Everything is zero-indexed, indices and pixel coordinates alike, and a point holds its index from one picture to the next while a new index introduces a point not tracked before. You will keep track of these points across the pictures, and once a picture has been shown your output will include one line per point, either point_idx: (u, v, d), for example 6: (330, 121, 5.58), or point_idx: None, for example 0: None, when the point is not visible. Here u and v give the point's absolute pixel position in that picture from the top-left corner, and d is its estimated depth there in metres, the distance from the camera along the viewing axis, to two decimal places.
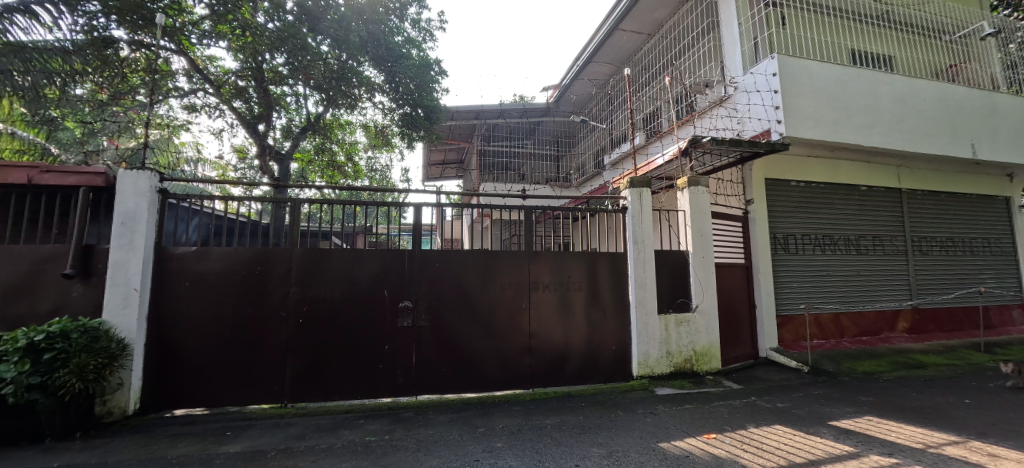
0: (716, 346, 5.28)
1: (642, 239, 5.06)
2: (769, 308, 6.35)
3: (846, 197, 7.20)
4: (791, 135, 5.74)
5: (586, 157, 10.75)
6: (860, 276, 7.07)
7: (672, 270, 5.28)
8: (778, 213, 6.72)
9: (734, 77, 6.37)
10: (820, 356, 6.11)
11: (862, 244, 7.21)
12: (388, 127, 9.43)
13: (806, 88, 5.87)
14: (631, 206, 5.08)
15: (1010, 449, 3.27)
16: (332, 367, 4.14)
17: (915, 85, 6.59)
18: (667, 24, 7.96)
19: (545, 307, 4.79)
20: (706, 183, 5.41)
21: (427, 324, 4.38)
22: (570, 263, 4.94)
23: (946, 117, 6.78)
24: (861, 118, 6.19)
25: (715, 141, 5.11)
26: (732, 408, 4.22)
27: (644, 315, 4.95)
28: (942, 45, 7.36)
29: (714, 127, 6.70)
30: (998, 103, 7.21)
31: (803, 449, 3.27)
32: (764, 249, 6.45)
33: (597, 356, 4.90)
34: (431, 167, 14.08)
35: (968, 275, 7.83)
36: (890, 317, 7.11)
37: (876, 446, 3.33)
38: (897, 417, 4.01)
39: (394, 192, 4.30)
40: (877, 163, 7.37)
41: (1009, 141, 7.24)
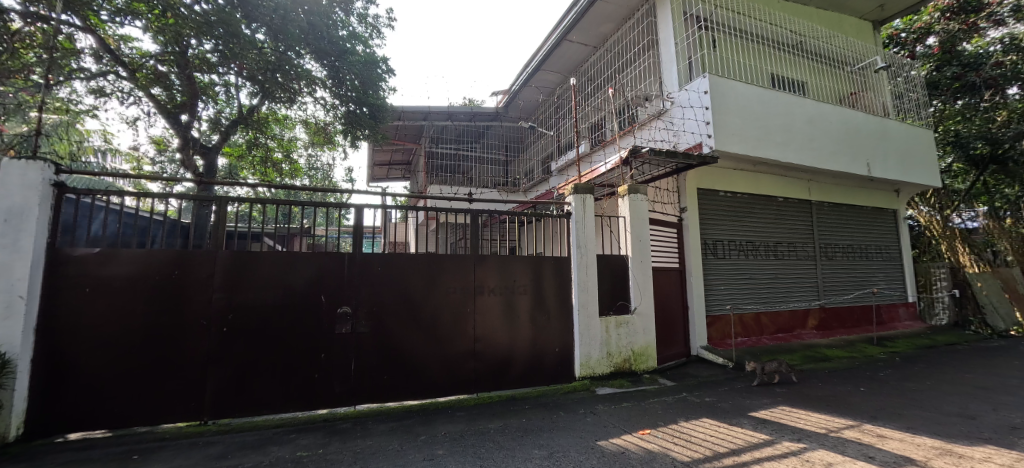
0: (652, 346, 5.56)
1: (585, 244, 5.23)
2: (700, 309, 6.77)
3: (766, 207, 7.88)
4: (720, 149, 6.19)
5: (533, 163, 10.92)
6: (777, 278, 7.75)
7: (613, 274, 5.49)
8: (709, 220, 7.22)
9: (671, 92, 6.78)
10: (743, 353, 6.62)
11: (779, 249, 7.92)
12: (331, 124, 9.00)
13: (733, 106, 6.37)
14: (574, 211, 5.22)
15: (894, 430, 3.73)
16: (262, 378, 3.87)
17: (823, 109, 7.37)
18: (612, 38, 8.30)
19: (490, 311, 4.78)
20: (644, 191, 5.70)
21: (367, 330, 4.22)
22: (515, 267, 4.98)
23: (848, 139, 7.65)
24: (779, 136, 6.82)
25: (653, 152, 5.40)
26: (665, 404, 4.46)
27: (586, 317, 5.10)
28: (844, 75, 8.30)
29: (653, 138, 7.10)
30: (888, 128, 8.24)
31: (726, 440, 3.52)
32: (696, 254, 6.88)
33: (541, 359, 4.97)
34: (376, 167, 13.64)
35: (864, 278, 8.85)
36: (802, 315, 7.85)
37: (788, 433, 3.66)
38: (806, 406, 4.44)
39: (336, 192, 4.10)
40: (792, 177, 8.14)
41: (897, 162, 8.29)
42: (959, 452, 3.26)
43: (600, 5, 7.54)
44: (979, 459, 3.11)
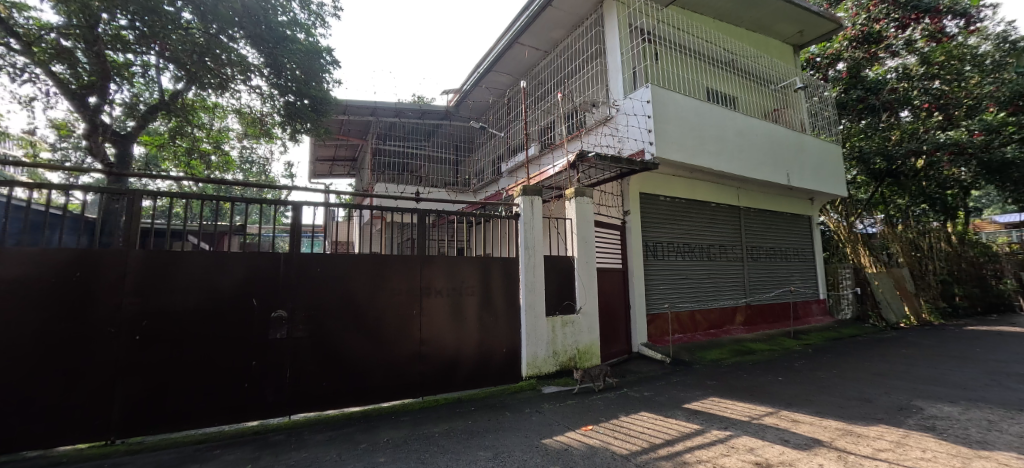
0: (596, 344, 5.75)
1: (532, 245, 5.30)
2: (641, 308, 7.09)
3: (700, 211, 8.41)
4: (660, 156, 6.52)
5: (483, 164, 10.88)
6: (709, 278, 8.29)
7: (559, 274, 5.61)
8: (650, 224, 7.58)
9: (616, 100, 7.05)
10: (679, 349, 7.01)
11: (711, 251, 8.48)
12: (268, 115, 8.43)
13: (673, 116, 6.74)
14: (523, 213, 5.27)
15: (806, 414, 4.12)
16: (182, 390, 3.56)
17: (750, 123, 7.99)
18: (562, 44, 8.48)
19: (436, 313, 4.71)
20: (590, 194, 5.88)
21: (304, 335, 4.01)
22: (462, 269, 4.94)
23: (771, 151, 8.35)
24: (713, 146, 7.30)
25: (599, 157, 5.58)
26: (607, 400, 4.63)
27: (533, 317, 5.18)
28: (768, 93, 9.06)
29: (599, 144, 7.35)
30: (805, 142, 9.09)
31: (662, 431, 3.72)
32: (637, 255, 7.19)
33: (489, 359, 4.98)
34: (318, 163, 12.99)
35: (783, 278, 9.70)
36: (731, 312, 8.46)
37: (716, 422, 3.92)
38: (733, 396, 4.79)
39: (273, 189, 3.86)
40: (723, 185, 8.75)
41: (812, 173, 9.17)
42: (858, 431, 3.65)
43: (551, 12, 7.67)
44: (873, 437, 3.51)
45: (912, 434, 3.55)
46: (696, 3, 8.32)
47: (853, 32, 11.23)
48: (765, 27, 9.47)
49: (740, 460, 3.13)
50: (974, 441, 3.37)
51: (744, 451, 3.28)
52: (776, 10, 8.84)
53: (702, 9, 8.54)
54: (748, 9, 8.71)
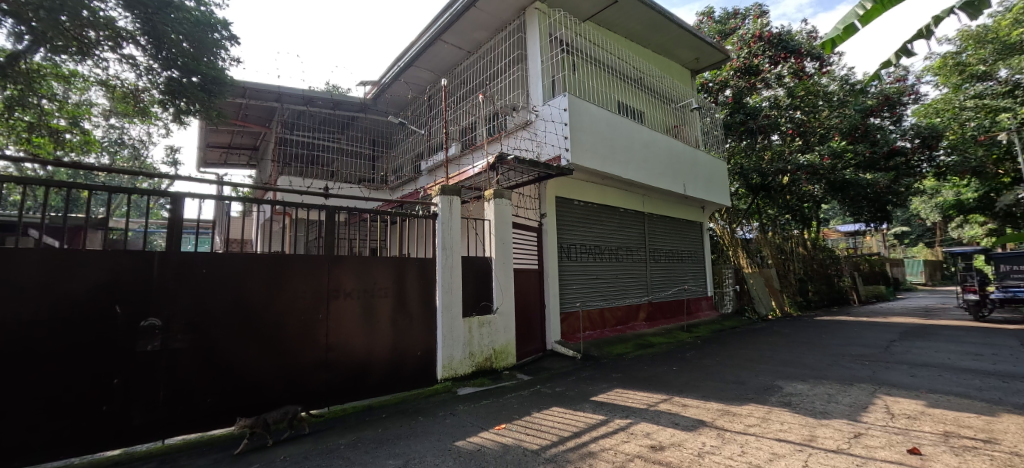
0: (512, 343, 5.88)
1: (450, 245, 5.26)
2: (556, 306, 7.37)
3: (610, 215, 8.99)
4: (575, 163, 6.85)
5: (402, 161, 10.52)
6: (617, 278, 8.88)
7: (477, 275, 5.65)
8: (565, 226, 7.92)
9: (535, 105, 7.27)
10: (589, 345, 7.42)
11: (619, 253, 9.11)
12: (144, 91, 7.31)
13: (587, 125, 7.11)
14: (440, 213, 5.19)
15: (694, 399, 4.61)
16: (13, 420, 2.95)
17: (654, 136, 8.74)
18: (485, 46, 8.52)
19: (345, 317, 4.45)
20: (508, 196, 5.99)
21: (184, 346, 3.55)
22: (375, 270, 4.73)
23: (671, 163, 9.22)
24: (622, 155, 7.85)
25: (518, 160, 5.69)
26: (520, 398, 4.75)
27: (449, 318, 5.15)
28: (669, 110, 10.02)
29: (518, 147, 7.52)
30: (699, 157, 10.18)
31: (570, 424, 3.90)
32: (553, 257, 7.46)
33: (403, 363, 4.84)
34: (208, 150, 11.55)
35: (679, 277, 10.74)
36: (635, 309, 9.14)
37: (618, 412, 4.21)
38: (635, 386, 5.19)
39: (148, 177, 3.34)
40: (631, 191, 9.45)
41: (704, 184, 10.28)
42: (734, 411, 4.17)
43: (474, 12, 7.64)
44: (745, 415, 4.03)
45: (774, 410, 4.14)
46: (609, 21, 8.84)
47: (737, 62, 12.69)
48: (668, 50, 10.37)
49: (638, 445, 3.39)
50: (820, 412, 4.02)
51: (642, 436, 3.56)
52: (677, 37, 9.77)
53: (615, 28, 9.12)
54: (654, 33, 9.49)
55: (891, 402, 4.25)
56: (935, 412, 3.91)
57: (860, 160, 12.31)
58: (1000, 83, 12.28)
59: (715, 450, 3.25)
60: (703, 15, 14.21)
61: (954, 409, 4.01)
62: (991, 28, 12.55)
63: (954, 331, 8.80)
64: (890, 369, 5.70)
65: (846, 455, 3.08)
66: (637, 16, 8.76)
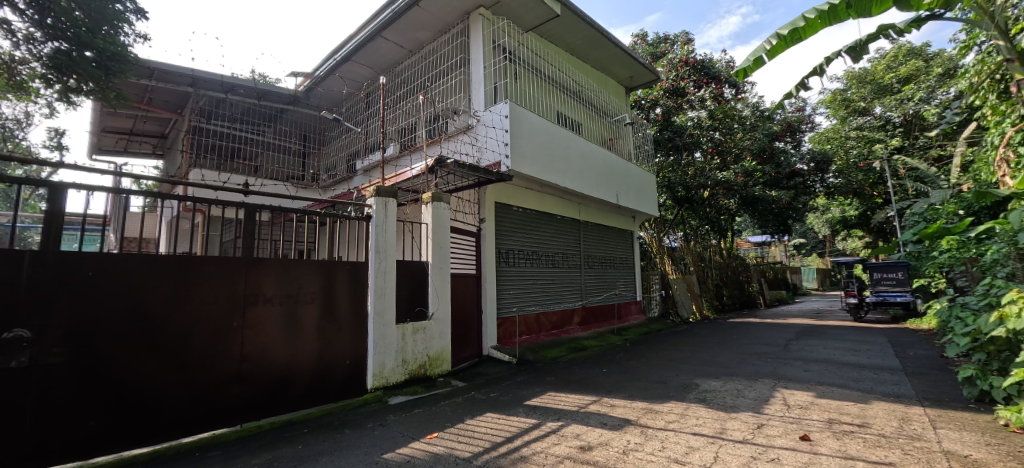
0: (446, 349, 5.80)
1: (384, 248, 5.07)
2: (493, 312, 7.37)
3: (547, 222, 9.20)
4: (515, 169, 6.94)
5: (336, 158, 10.01)
6: (553, 283, 9.08)
7: (411, 280, 5.52)
8: (503, 232, 7.95)
9: (477, 110, 7.29)
10: (525, 350, 7.51)
11: (555, 259, 9.33)
12: (23, 63, 6.30)
13: (527, 133, 7.23)
14: (375, 215, 5.00)
15: (621, 399, 4.82)
16: None
17: (590, 147, 9.10)
18: (427, 47, 8.39)
19: (264, 325, 4.11)
20: (447, 200, 5.93)
21: (62, 360, 3.06)
22: (300, 273, 4.43)
23: (606, 174, 9.66)
24: (559, 164, 8.07)
25: (457, 164, 5.64)
26: (454, 405, 4.68)
27: (381, 325, 4.94)
28: (605, 123, 10.51)
29: (458, 151, 7.47)
30: (632, 170, 10.77)
31: (502, 429, 3.91)
32: (491, 262, 7.48)
33: (328, 373, 4.56)
34: (103, 135, 10.18)
35: (611, 283, 11.22)
36: (569, 314, 9.39)
37: (550, 415, 4.29)
38: (567, 389, 5.32)
39: (22, 163, 2.87)
40: (568, 200, 9.74)
41: (635, 195, 10.90)
42: (656, 408, 4.41)
43: (418, 12, 7.47)
44: (666, 412, 4.28)
45: (691, 406, 4.45)
46: (551, 34, 9.11)
47: (666, 83, 13.58)
48: (606, 67, 10.89)
49: (567, 446, 3.47)
50: (730, 406, 4.38)
51: (572, 438, 3.65)
52: (614, 55, 10.28)
53: (556, 41, 9.39)
54: (593, 49, 9.91)
55: (788, 394, 4.74)
56: (822, 402, 4.42)
57: (768, 179, 13.69)
58: (875, 118, 14.31)
59: (638, 447, 3.41)
60: (638, 37, 15.09)
61: (837, 398, 4.56)
62: (869, 70, 14.60)
63: (838, 330, 10.04)
64: (788, 365, 6.36)
65: (750, 444, 3.38)
66: (577, 32, 9.11)
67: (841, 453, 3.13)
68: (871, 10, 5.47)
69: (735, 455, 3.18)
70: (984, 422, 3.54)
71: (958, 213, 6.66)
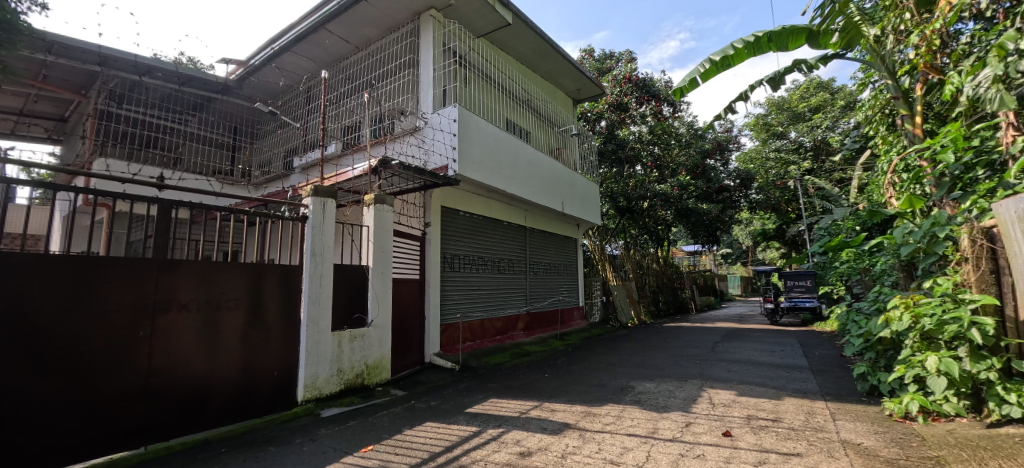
0: (386, 357, 5.63)
1: (320, 251, 4.82)
2: (436, 318, 7.23)
3: (494, 228, 9.22)
4: (462, 174, 6.89)
5: (270, 154, 9.43)
6: (498, 289, 9.10)
7: (349, 284, 5.29)
8: (449, 237, 7.86)
9: (425, 112, 7.17)
10: (468, 356, 7.44)
11: (501, 265, 9.36)
12: None
13: (475, 139, 7.21)
14: (311, 216, 4.74)
15: (561, 403, 4.90)
16: None
17: (537, 156, 9.27)
18: (375, 45, 8.14)
19: (178, 333, 3.74)
20: (390, 203, 5.77)
21: None
22: (223, 277, 4.09)
23: (552, 182, 9.88)
24: (507, 171, 8.14)
25: (403, 166, 5.50)
26: (392, 415, 4.51)
27: (315, 333, 4.68)
28: (552, 133, 10.76)
29: (404, 152, 7.30)
30: (577, 179, 11.10)
31: (442, 439, 3.83)
32: (435, 267, 7.35)
33: (253, 385, 4.25)
34: None
35: (554, 289, 11.44)
36: (513, 319, 9.43)
37: (491, 422, 4.27)
38: (509, 395, 5.33)
39: None
40: (515, 206, 9.83)
41: (580, 204, 11.24)
42: (594, 411, 4.54)
43: (365, 8, 7.23)
44: (603, 415, 4.41)
45: (627, 408, 4.62)
46: (502, 42, 9.19)
47: (610, 98, 14.13)
48: (554, 78, 11.15)
49: (507, 453, 3.47)
50: (662, 407, 4.60)
51: (512, 444, 3.65)
52: (562, 68, 10.57)
53: (507, 49, 9.49)
54: (543, 60, 10.13)
55: (714, 394, 5.07)
56: (743, 400, 4.77)
57: (699, 192, 14.63)
58: (791, 142, 15.82)
59: (576, 450, 3.48)
60: (585, 52, 15.59)
61: (755, 396, 4.95)
62: (786, 99, 16.17)
63: (758, 333, 10.94)
64: (714, 366, 6.81)
65: (679, 442, 3.56)
66: (528, 42, 9.26)
67: (757, 447, 3.39)
68: (788, 45, 6.05)
69: (666, 453, 3.33)
70: (873, 413, 4.00)
71: (856, 229, 7.50)
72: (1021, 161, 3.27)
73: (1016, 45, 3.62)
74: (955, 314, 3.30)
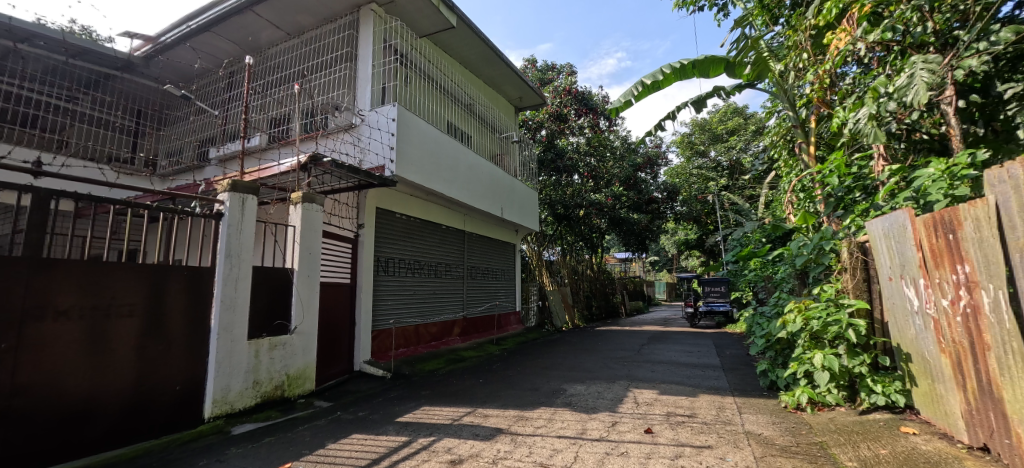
0: (309, 367, 5.30)
1: (237, 252, 4.45)
2: (367, 324, 6.93)
3: (431, 232, 9.07)
4: (399, 175, 6.70)
5: (181, 143, 8.63)
6: (434, 294, 8.93)
7: (268, 289, 4.93)
8: (383, 239, 7.59)
9: (361, 109, 6.91)
10: (400, 363, 7.21)
11: (438, 269, 9.22)
12: None
13: (414, 139, 7.07)
14: (228, 213, 4.36)
15: (494, 408, 4.91)
16: None
17: (478, 161, 9.27)
18: (309, 35, 7.73)
19: (55, 344, 3.24)
20: (320, 202, 5.47)
21: None
22: (114, 279, 3.62)
23: (492, 188, 9.93)
24: (446, 174, 8.06)
25: (335, 163, 5.23)
26: (315, 429, 4.24)
27: (228, 342, 4.29)
28: (493, 139, 10.83)
29: (337, 150, 6.98)
30: (517, 186, 11.26)
31: (369, 451, 3.68)
32: (368, 271, 7.06)
33: (148, 401, 3.79)
34: None
35: (492, 294, 11.45)
36: (449, 325, 9.30)
37: (422, 431, 4.16)
38: (442, 402, 5.25)
39: None
40: (454, 210, 9.74)
41: (519, 210, 11.40)
42: (526, 415, 4.60)
43: None
44: (535, 418, 4.48)
45: (558, 410, 4.73)
46: (445, 44, 9.10)
47: (550, 108, 14.54)
48: (497, 84, 11.25)
49: (438, 462, 3.40)
50: (591, 408, 4.78)
51: (443, 452, 3.58)
52: (505, 75, 10.70)
53: (450, 51, 9.42)
54: (486, 66, 10.18)
55: (638, 393, 5.35)
56: (664, 398, 5.08)
57: (631, 203, 15.46)
58: (711, 160, 17.29)
59: (507, 455, 3.50)
60: (528, 62, 15.90)
61: (675, 394, 5.29)
62: (708, 120, 17.65)
63: (679, 335, 11.74)
64: (640, 367, 7.19)
65: (606, 441, 3.71)
66: (472, 47, 9.26)
67: (675, 442, 3.62)
68: (709, 72, 6.62)
69: (592, 453, 3.45)
70: (772, 405, 4.44)
71: (763, 241, 8.34)
72: (889, 187, 3.83)
73: (886, 89, 4.23)
74: (837, 317, 3.77)
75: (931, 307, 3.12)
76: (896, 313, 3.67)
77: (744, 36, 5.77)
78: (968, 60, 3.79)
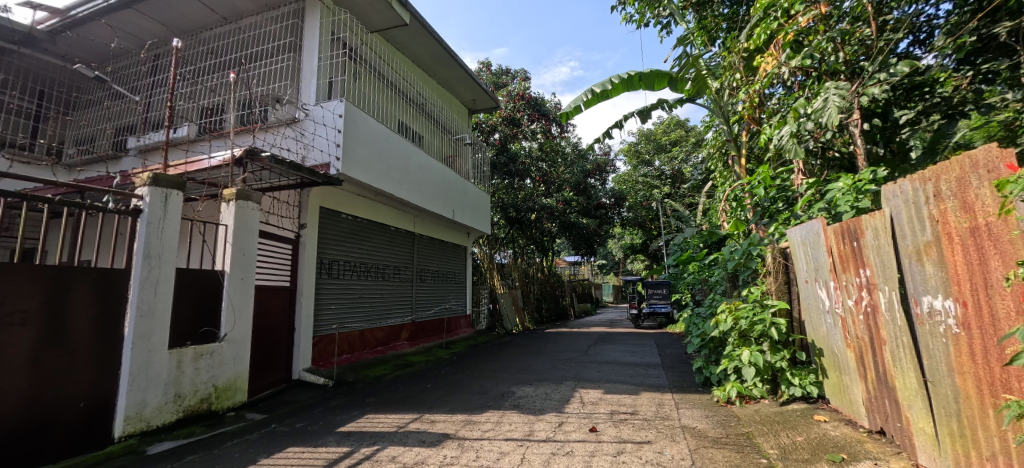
0: (241, 377, 4.95)
1: (158, 253, 4.06)
2: (308, 330, 6.59)
3: (379, 233, 8.80)
4: (345, 174, 6.44)
5: (94, 129, 7.79)
6: (380, 297, 8.66)
7: (194, 293, 4.54)
8: (327, 240, 7.27)
9: (305, 103, 6.58)
10: (343, 370, 6.91)
11: (385, 272, 8.95)
12: None
13: (362, 137, 6.83)
14: (148, 209, 3.98)
15: (441, 414, 4.83)
16: None
17: (429, 162, 9.13)
18: (248, 21, 7.27)
19: None
20: (256, 200, 5.14)
21: None
22: (3, 283, 3.17)
23: (443, 190, 9.81)
24: (396, 174, 7.87)
25: (275, 159, 4.93)
26: (245, 444, 3.97)
27: (146, 352, 3.90)
28: (445, 139, 10.70)
29: (277, 145, 6.60)
30: (468, 189, 11.19)
31: (306, 464, 3.48)
32: (309, 273, 6.72)
33: (42, 421, 3.35)
34: None
35: (442, 298, 11.28)
36: (396, 329, 9.05)
37: (365, 440, 4.01)
38: (387, 409, 5.08)
39: None
40: (403, 211, 9.52)
41: (471, 212, 11.35)
42: (474, 419, 4.57)
43: None
44: (482, 422, 4.46)
45: (506, 413, 4.74)
46: (397, 41, 8.89)
47: (504, 112, 14.59)
48: (449, 85, 11.14)
49: None
50: (538, 409, 4.83)
51: (387, 461, 3.47)
52: (459, 77, 10.62)
53: (402, 49, 9.22)
54: (439, 66, 10.06)
55: (584, 393, 5.49)
56: (608, 397, 5.24)
57: (582, 208, 15.87)
58: (655, 170, 18.15)
59: (454, 460, 3.45)
60: (482, 64, 15.91)
61: (619, 393, 5.47)
62: (653, 131, 18.52)
63: (624, 336, 12.18)
64: (586, 368, 7.37)
65: (551, 442, 3.77)
66: (425, 46, 9.12)
67: (618, 438, 3.75)
68: (654, 85, 6.95)
69: (538, 454, 3.49)
70: (706, 400, 4.72)
71: (702, 246, 8.85)
72: (808, 197, 4.22)
73: (805, 110, 4.64)
74: (762, 316, 4.08)
75: (840, 307, 3.45)
76: (811, 312, 4.03)
77: (686, 54, 6.13)
78: (871, 88, 4.26)
